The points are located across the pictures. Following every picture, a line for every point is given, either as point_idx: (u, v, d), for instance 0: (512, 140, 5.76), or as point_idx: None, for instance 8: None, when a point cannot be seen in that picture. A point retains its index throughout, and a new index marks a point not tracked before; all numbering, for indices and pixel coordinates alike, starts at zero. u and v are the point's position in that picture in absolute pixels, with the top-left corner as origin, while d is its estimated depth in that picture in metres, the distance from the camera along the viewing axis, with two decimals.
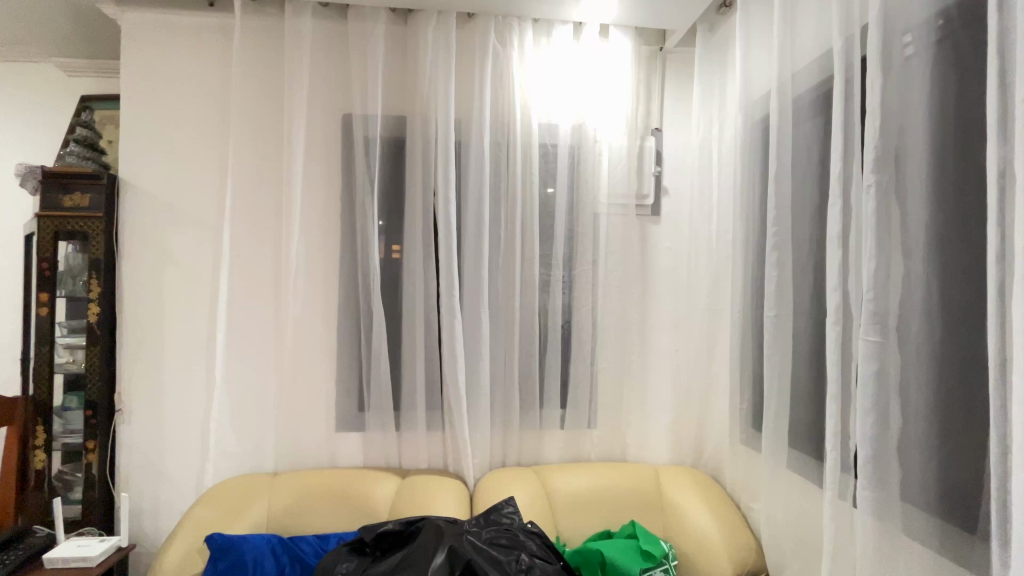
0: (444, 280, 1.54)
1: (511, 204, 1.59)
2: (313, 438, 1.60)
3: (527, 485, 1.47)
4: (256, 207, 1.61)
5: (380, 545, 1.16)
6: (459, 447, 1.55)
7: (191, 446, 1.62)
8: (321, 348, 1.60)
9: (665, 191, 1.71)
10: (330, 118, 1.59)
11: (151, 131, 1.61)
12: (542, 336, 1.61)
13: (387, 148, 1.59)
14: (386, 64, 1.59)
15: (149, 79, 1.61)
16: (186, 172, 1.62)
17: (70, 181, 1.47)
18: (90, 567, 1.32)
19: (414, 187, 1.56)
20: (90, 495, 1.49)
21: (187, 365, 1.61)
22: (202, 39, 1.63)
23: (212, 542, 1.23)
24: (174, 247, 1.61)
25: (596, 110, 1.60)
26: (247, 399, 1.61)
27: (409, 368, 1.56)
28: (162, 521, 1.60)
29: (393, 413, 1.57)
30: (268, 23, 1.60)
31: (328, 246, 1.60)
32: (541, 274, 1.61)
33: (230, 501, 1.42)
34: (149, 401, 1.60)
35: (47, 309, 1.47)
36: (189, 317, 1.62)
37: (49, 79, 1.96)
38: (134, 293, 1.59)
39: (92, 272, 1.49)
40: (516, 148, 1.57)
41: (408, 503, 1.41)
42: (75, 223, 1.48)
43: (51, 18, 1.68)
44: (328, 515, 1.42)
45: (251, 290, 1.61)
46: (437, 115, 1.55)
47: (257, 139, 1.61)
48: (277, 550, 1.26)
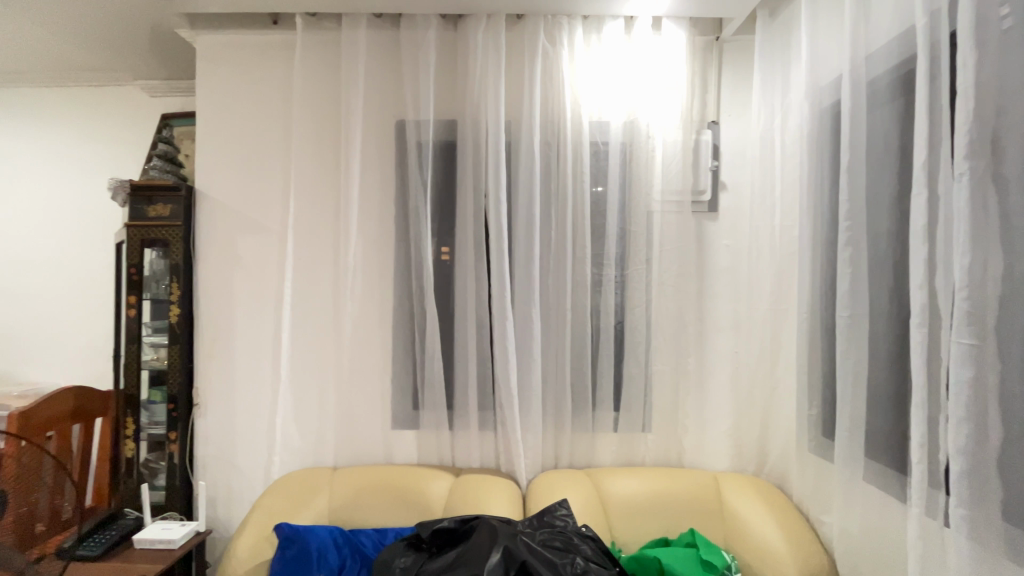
0: (495, 281, 1.55)
1: (561, 204, 1.58)
2: (371, 435, 1.65)
3: (580, 487, 1.45)
4: (317, 212, 1.69)
5: (436, 542, 1.18)
6: (511, 447, 1.55)
7: (260, 439, 1.71)
8: (377, 346, 1.65)
9: (722, 186, 1.64)
10: (385, 125, 1.65)
11: (223, 145, 1.72)
12: (595, 337, 1.59)
13: (438, 152, 1.62)
14: (437, 69, 1.62)
15: (222, 96, 1.72)
16: (253, 182, 1.73)
17: (154, 193, 1.61)
18: (173, 549, 1.43)
19: (465, 189, 1.58)
20: (172, 482, 1.62)
21: (255, 363, 1.71)
22: (268, 55, 1.73)
23: (281, 531, 1.29)
24: (243, 252, 1.72)
25: (649, 106, 1.56)
26: (310, 395, 1.68)
27: (462, 368, 1.58)
28: (235, 509, 1.71)
29: (446, 412, 1.59)
30: (327, 37, 1.67)
31: (384, 249, 1.65)
32: (593, 274, 1.58)
33: (295, 492, 1.49)
34: (222, 397, 1.71)
35: (135, 311, 1.60)
36: (257, 318, 1.72)
37: (133, 100, 2.14)
38: (209, 295, 1.71)
39: (173, 276, 1.63)
40: (566, 147, 1.56)
41: (462, 502, 1.42)
42: (157, 232, 1.62)
43: (136, 44, 1.84)
44: (385, 510, 1.46)
45: (313, 292, 1.69)
46: (488, 117, 1.56)
47: (318, 147, 1.69)
48: (339, 542, 1.31)
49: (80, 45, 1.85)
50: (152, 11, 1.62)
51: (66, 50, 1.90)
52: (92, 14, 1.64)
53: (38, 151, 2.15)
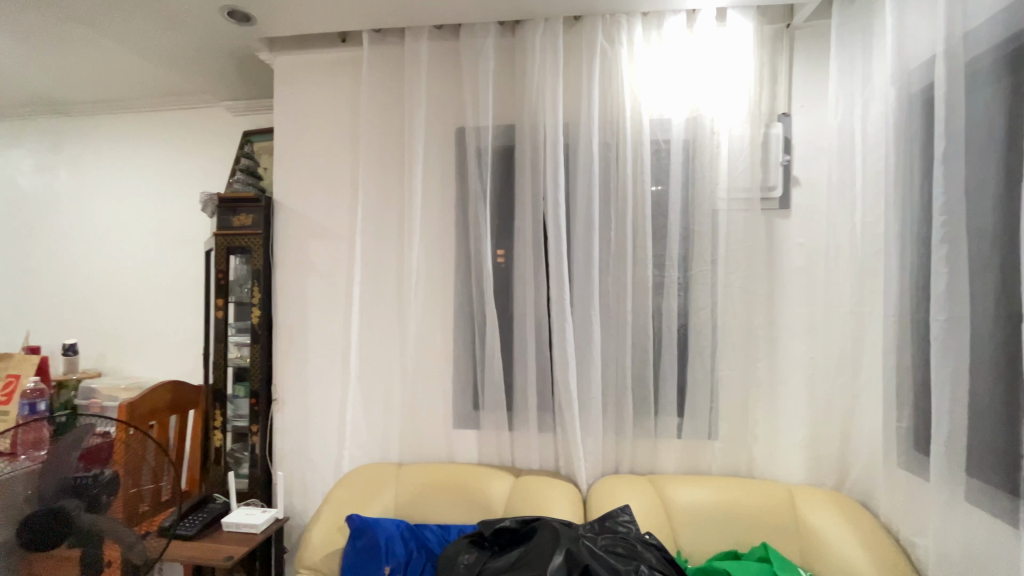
0: (554, 284, 1.55)
1: (621, 205, 1.56)
2: (434, 434, 1.70)
3: (642, 494, 1.42)
4: (381, 219, 1.77)
5: (498, 541, 1.20)
6: (571, 450, 1.54)
7: (331, 434, 1.81)
8: (440, 347, 1.70)
9: (795, 181, 1.55)
10: (445, 132, 1.70)
11: (297, 158, 1.85)
12: (657, 340, 1.55)
13: (497, 157, 1.65)
14: (495, 75, 1.66)
15: (297, 113, 1.85)
16: (324, 191, 1.83)
17: (238, 204, 1.76)
18: (256, 533, 1.55)
19: (524, 193, 1.59)
20: (254, 472, 1.75)
21: (327, 362, 1.82)
22: (337, 71, 1.83)
23: (352, 522, 1.36)
24: (315, 257, 1.83)
25: (713, 101, 1.50)
26: (377, 394, 1.76)
27: (521, 370, 1.59)
28: (309, 499, 1.81)
29: (507, 414, 1.61)
30: (391, 51, 1.76)
31: (445, 253, 1.70)
32: (654, 275, 1.55)
33: (363, 485, 1.56)
34: (297, 393, 1.82)
35: (222, 313, 1.76)
36: (328, 320, 1.82)
37: (219, 119, 2.34)
38: (286, 298, 1.83)
39: (255, 281, 1.76)
40: (626, 147, 1.54)
41: (523, 503, 1.43)
42: (241, 240, 1.76)
43: (222, 68, 2.01)
44: (448, 507, 1.49)
45: (379, 295, 1.77)
46: (546, 119, 1.57)
47: (382, 156, 1.77)
48: (405, 535, 1.36)
49: (175, 72, 2.06)
50: (237, 37, 1.77)
51: (165, 77, 2.12)
52: (185, 44, 1.81)
53: (140, 169, 2.40)
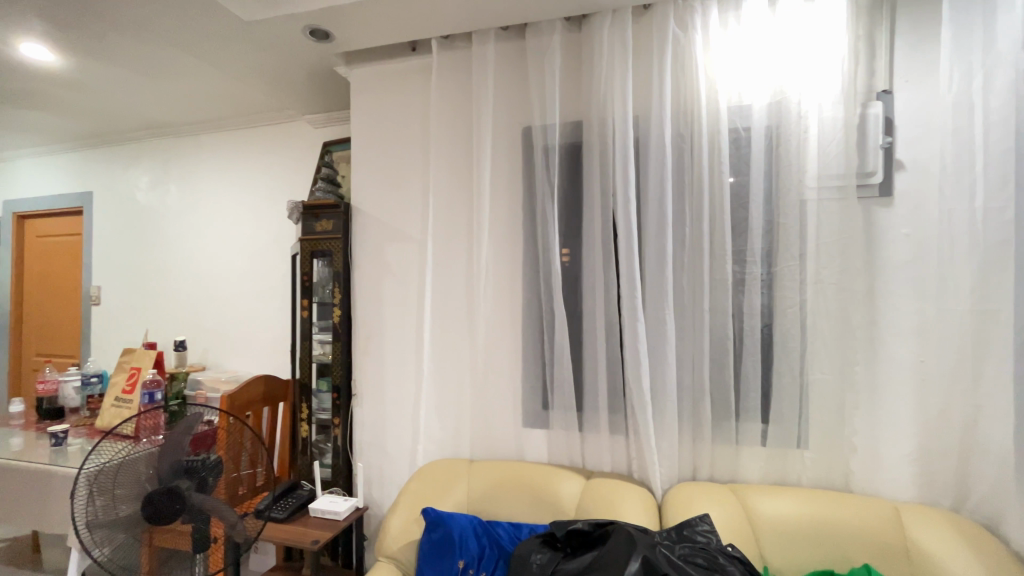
0: (625, 282, 1.51)
1: (696, 198, 1.49)
2: (504, 432, 1.71)
3: (723, 503, 1.34)
4: (451, 219, 1.82)
5: (570, 543, 1.19)
6: (644, 454, 1.49)
7: (405, 429, 1.87)
8: (509, 346, 1.72)
9: (898, 165, 1.39)
10: (512, 132, 1.71)
11: (372, 164, 1.94)
12: (738, 340, 1.47)
13: (564, 154, 1.64)
14: (562, 71, 1.64)
15: (371, 122, 1.94)
16: (398, 195, 1.91)
17: (320, 211, 1.88)
18: (339, 519, 1.64)
19: (592, 189, 1.57)
20: (337, 462, 1.87)
21: (401, 360, 1.89)
22: (408, 79, 1.90)
23: (428, 514, 1.40)
24: (390, 259, 1.91)
25: (799, 82, 1.40)
26: (448, 392, 1.81)
27: (591, 370, 1.57)
28: (385, 492, 1.89)
29: (576, 414, 1.59)
30: (458, 56, 1.79)
31: (513, 252, 1.72)
32: (734, 272, 1.46)
33: (437, 480, 1.60)
34: (375, 389, 1.91)
35: (308, 312, 1.89)
36: (403, 319, 1.89)
37: (301, 132, 2.52)
38: (363, 299, 1.93)
39: (336, 282, 1.88)
40: (701, 137, 1.47)
41: (595, 505, 1.40)
42: (324, 244, 1.88)
43: (305, 84, 2.16)
44: (519, 506, 1.49)
45: (449, 294, 1.82)
46: (615, 113, 1.53)
47: (451, 159, 1.81)
48: (478, 531, 1.37)
49: (264, 91, 2.24)
50: (318, 55, 1.89)
51: (256, 96, 2.31)
52: (273, 64, 1.97)
53: (235, 181, 2.64)
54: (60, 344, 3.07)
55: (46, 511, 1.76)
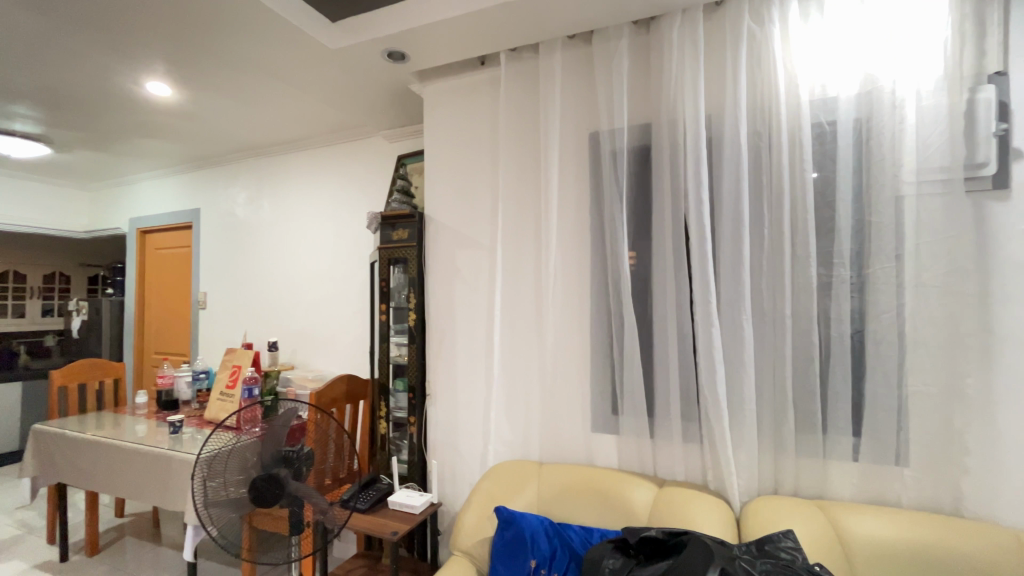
0: (698, 285, 1.48)
1: (775, 198, 1.42)
2: (573, 437, 1.72)
3: (809, 520, 1.26)
4: (520, 226, 1.86)
5: (643, 550, 1.18)
6: (720, 464, 1.44)
7: (477, 430, 1.93)
8: (577, 350, 1.73)
9: (1017, 154, 1.23)
10: (579, 138, 1.73)
11: (443, 175, 2.04)
12: (824, 346, 1.39)
13: (633, 158, 1.63)
14: (630, 75, 1.64)
15: (444, 135, 2.04)
16: (468, 204, 1.98)
17: (397, 220, 2.01)
18: (416, 513, 1.73)
19: (662, 193, 1.55)
20: (412, 459, 1.97)
21: (473, 363, 1.95)
22: (477, 92, 1.98)
23: (500, 513, 1.44)
24: (461, 265, 1.99)
25: (893, 70, 1.30)
26: (518, 394, 1.85)
27: (663, 375, 1.55)
28: (457, 489, 1.96)
29: (648, 420, 1.57)
30: (526, 66, 1.85)
31: (581, 257, 1.73)
32: (820, 275, 1.39)
33: (508, 480, 1.64)
34: (447, 390, 2.00)
35: (385, 316, 2.01)
36: (473, 323, 1.96)
37: (378, 147, 2.69)
38: (436, 304, 2.03)
39: (411, 288, 1.98)
40: (780, 134, 1.41)
41: (668, 513, 1.37)
42: (399, 251, 2.00)
43: (383, 102, 2.31)
44: (589, 510, 1.48)
45: (518, 298, 1.87)
46: (686, 113, 1.51)
47: (519, 167, 1.86)
48: (549, 532, 1.39)
49: (346, 110, 2.42)
50: (394, 75, 2.02)
51: (339, 116, 2.50)
52: (354, 86, 2.13)
53: (321, 195, 2.86)
54: (174, 344, 3.48)
55: (166, 490, 2.01)
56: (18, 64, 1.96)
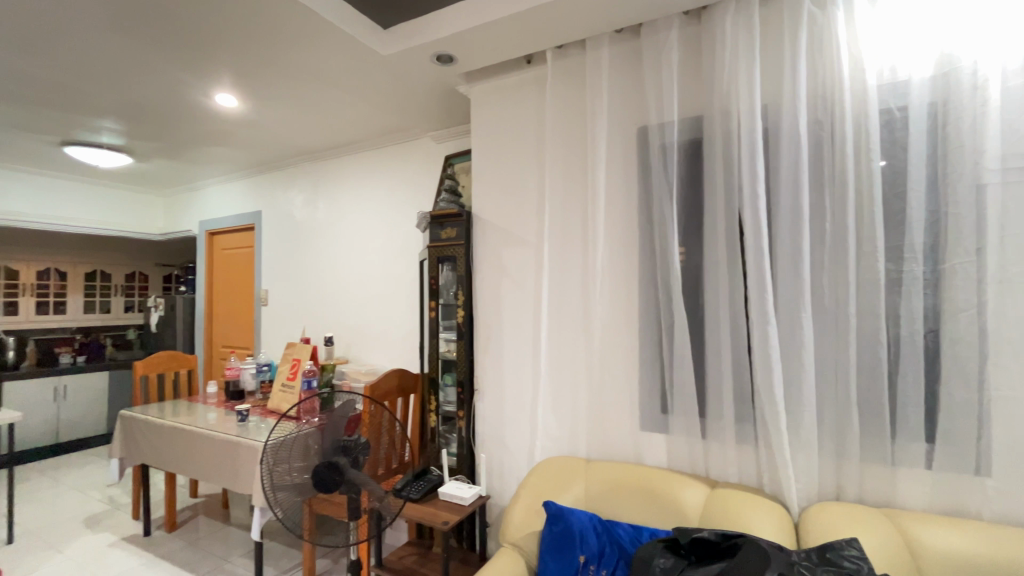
0: (753, 282, 1.43)
1: (838, 190, 1.35)
2: (621, 434, 1.71)
3: (875, 529, 1.19)
4: (567, 223, 1.86)
5: (695, 551, 1.16)
6: (777, 467, 1.39)
7: (524, 425, 1.96)
8: (625, 347, 1.72)
9: None
10: (627, 134, 1.71)
11: (490, 174, 2.07)
12: (893, 347, 1.31)
13: (684, 152, 1.60)
14: (680, 68, 1.61)
15: (490, 135, 2.07)
16: (514, 202, 2.01)
17: (445, 219, 2.06)
18: (466, 505, 1.78)
19: (715, 187, 1.51)
20: (461, 452, 2.02)
21: (519, 359, 1.98)
22: (524, 90, 1.99)
23: (548, 507, 1.46)
24: (508, 263, 2.01)
25: (975, 48, 1.20)
26: (565, 391, 1.86)
27: (715, 374, 1.51)
28: (505, 483, 1.99)
29: (699, 419, 1.54)
30: (573, 63, 1.84)
31: (629, 254, 1.71)
32: (888, 271, 1.31)
33: (556, 476, 1.65)
34: (495, 386, 2.03)
35: (435, 313, 2.07)
36: (520, 319, 1.98)
37: (426, 147, 2.76)
38: (484, 301, 2.07)
39: (459, 285, 2.03)
40: (844, 122, 1.34)
41: (721, 516, 1.34)
42: (448, 249, 2.06)
43: (431, 104, 2.37)
44: (638, 509, 1.47)
45: (565, 295, 1.87)
46: (740, 104, 1.46)
47: (566, 164, 1.86)
48: (598, 529, 1.39)
49: (396, 113, 2.50)
50: (443, 77, 2.07)
51: (389, 119, 2.59)
52: (404, 90, 2.20)
53: (372, 196, 2.98)
54: (240, 338, 3.73)
55: (235, 474, 2.16)
56: (107, 83, 2.16)
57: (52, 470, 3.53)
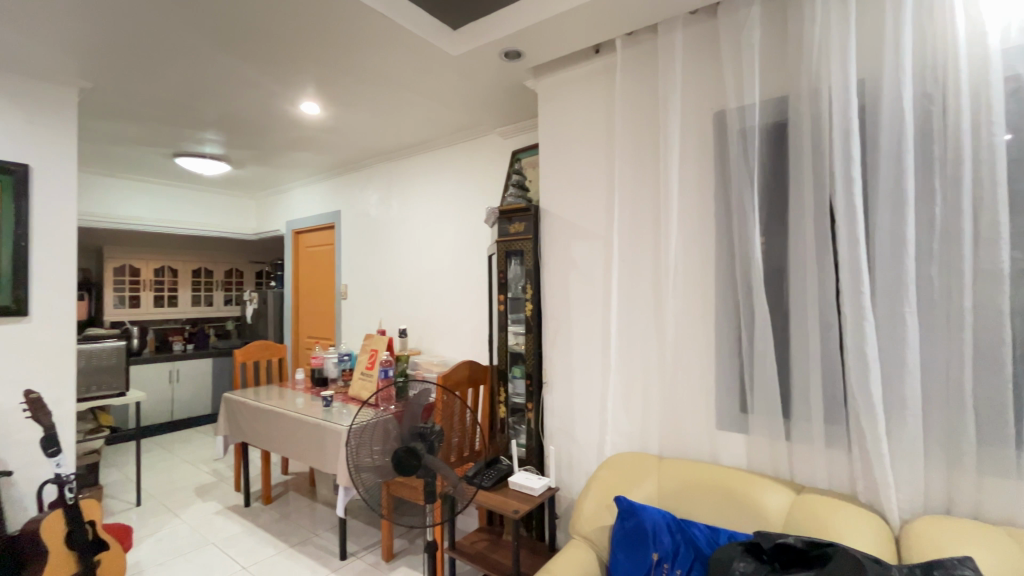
0: (846, 274, 1.33)
1: (951, 170, 1.21)
2: (695, 433, 1.66)
3: (997, 549, 1.06)
4: (637, 215, 1.82)
5: (779, 557, 1.11)
6: (874, 475, 1.28)
7: (593, 420, 1.95)
8: (700, 342, 1.65)
9: None
10: (702, 120, 1.64)
11: (558, 167, 2.07)
12: (1019, 346, 1.15)
13: (766, 137, 1.51)
14: (762, 47, 1.51)
15: (559, 128, 2.06)
16: (584, 193, 1.98)
17: (513, 214, 2.10)
18: (535, 495, 1.80)
19: (802, 173, 1.41)
20: (531, 444, 2.03)
21: (588, 353, 1.97)
22: (592, 81, 1.97)
23: (620, 503, 1.44)
24: (577, 256, 2.00)
25: None
26: (635, 386, 1.83)
27: (801, 373, 1.42)
28: (575, 476, 2.00)
29: (782, 421, 1.45)
30: (644, 49, 1.79)
31: (704, 245, 1.64)
32: (1014, 260, 1.15)
33: (627, 471, 1.64)
34: (564, 379, 2.04)
35: (503, 306, 2.11)
36: (589, 312, 1.97)
37: (494, 144, 2.80)
38: (552, 294, 2.08)
39: (528, 279, 2.05)
40: (959, 94, 1.19)
41: (808, 523, 1.26)
42: (516, 244, 2.09)
43: (499, 101, 2.40)
44: (714, 510, 1.42)
45: (635, 288, 1.83)
46: (831, 82, 1.35)
47: (636, 155, 1.82)
48: (672, 527, 1.36)
49: (465, 112, 2.57)
50: (511, 73, 2.10)
51: (458, 117, 2.65)
52: (473, 88, 2.25)
53: (442, 194, 3.08)
54: (323, 329, 4.01)
55: (322, 454, 2.33)
56: (211, 99, 2.41)
57: (169, 443, 4.02)
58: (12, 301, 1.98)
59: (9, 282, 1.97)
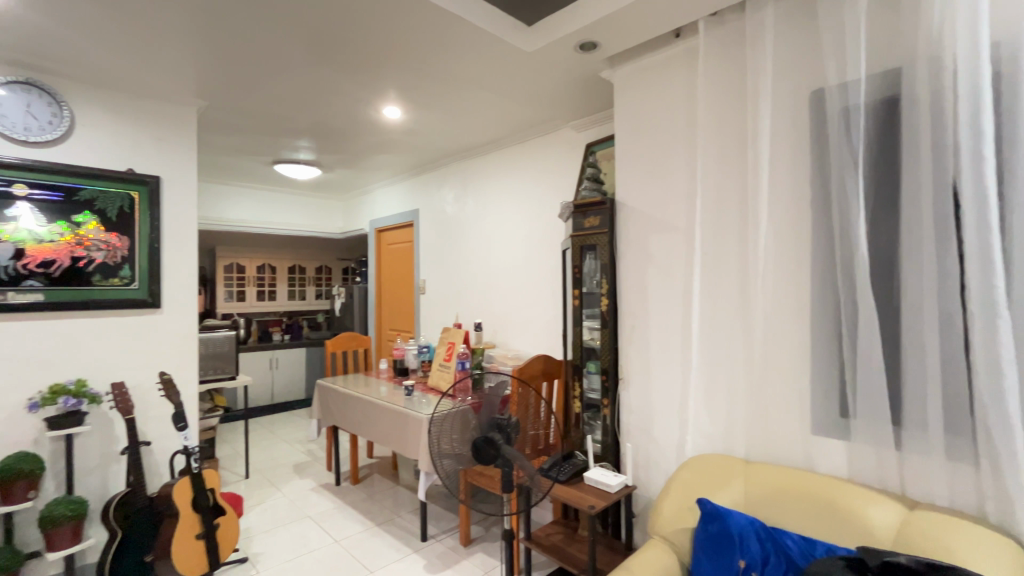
0: (974, 265, 1.17)
1: None
2: (787, 436, 1.55)
3: None
4: (720, 205, 1.73)
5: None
6: (1008, 494, 1.12)
7: (672, 418, 1.89)
8: (793, 340, 1.54)
9: None
10: (796, 101, 1.52)
11: (635, 159, 2.01)
12: None
13: (873, 115, 1.36)
14: (868, 16, 1.37)
15: (636, 118, 2.01)
16: (663, 185, 1.92)
17: (589, 209, 2.07)
18: (611, 492, 1.79)
19: (918, 153, 1.26)
20: (606, 440, 2.02)
21: (666, 350, 1.91)
22: (672, 67, 1.89)
23: (703, 505, 1.38)
24: (655, 249, 1.94)
25: None
26: (719, 385, 1.74)
27: (915, 376, 1.27)
28: (653, 475, 1.95)
29: (890, 428, 1.32)
30: (730, 30, 1.69)
31: (798, 236, 1.53)
32: None
33: (710, 472, 1.57)
34: (642, 375, 1.99)
35: (578, 301, 2.10)
36: (668, 307, 1.90)
37: (568, 138, 2.78)
38: (629, 289, 2.03)
39: (603, 274, 2.02)
40: None
41: (923, 542, 1.14)
42: (591, 238, 2.06)
43: (573, 94, 2.38)
44: (809, 520, 1.32)
45: (719, 282, 1.74)
46: (956, 48, 1.19)
47: (720, 142, 1.73)
48: (761, 534, 1.29)
49: (539, 107, 2.57)
50: (586, 65, 2.07)
51: (532, 113, 2.67)
52: (546, 83, 2.25)
53: (516, 190, 3.12)
54: (403, 322, 4.23)
55: (404, 441, 2.47)
56: (305, 109, 2.62)
57: (271, 424, 4.46)
58: (148, 295, 2.30)
59: (145, 279, 2.30)
